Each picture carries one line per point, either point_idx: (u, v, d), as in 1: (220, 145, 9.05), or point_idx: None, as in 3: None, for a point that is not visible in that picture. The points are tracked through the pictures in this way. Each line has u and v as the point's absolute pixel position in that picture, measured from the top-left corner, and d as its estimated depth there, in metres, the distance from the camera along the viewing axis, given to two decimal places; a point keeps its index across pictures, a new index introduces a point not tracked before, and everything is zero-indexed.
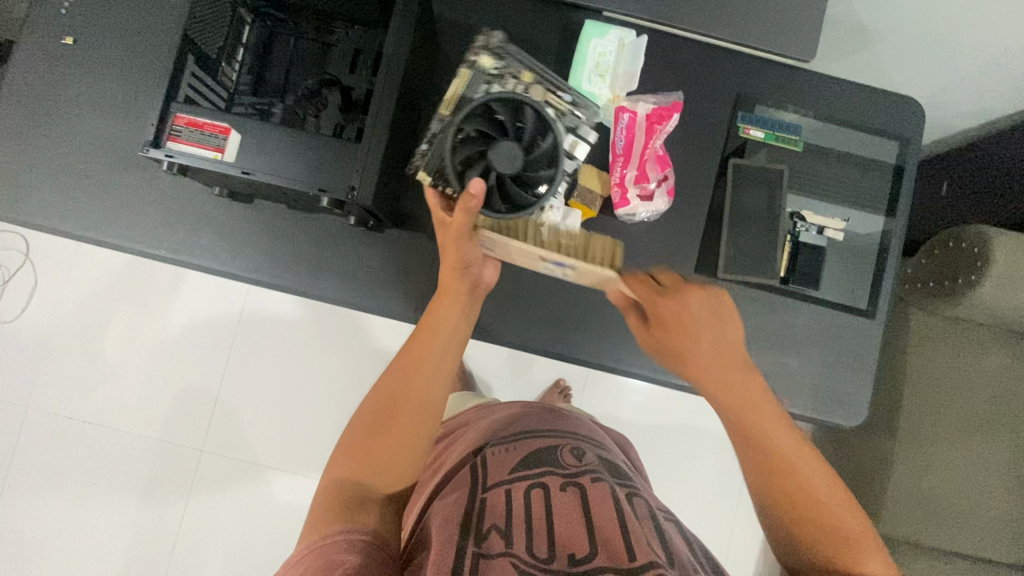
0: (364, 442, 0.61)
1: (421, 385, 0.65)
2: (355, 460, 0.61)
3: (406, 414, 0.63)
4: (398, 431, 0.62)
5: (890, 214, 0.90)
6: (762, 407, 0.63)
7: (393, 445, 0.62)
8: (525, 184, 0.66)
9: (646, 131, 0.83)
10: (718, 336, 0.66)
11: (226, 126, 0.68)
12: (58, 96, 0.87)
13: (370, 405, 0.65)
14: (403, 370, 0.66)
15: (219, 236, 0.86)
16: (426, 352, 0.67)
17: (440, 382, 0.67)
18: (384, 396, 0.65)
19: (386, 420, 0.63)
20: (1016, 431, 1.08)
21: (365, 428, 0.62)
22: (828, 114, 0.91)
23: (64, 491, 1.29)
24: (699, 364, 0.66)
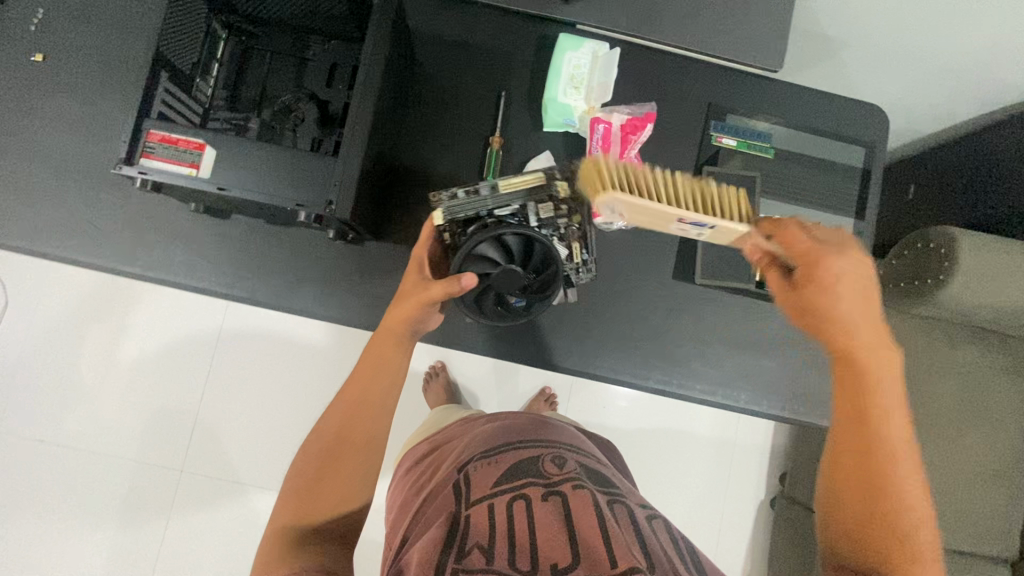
0: (310, 480, 0.62)
1: (363, 421, 0.65)
2: (302, 497, 0.61)
3: (348, 452, 0.64)
4: (342, 468, 0.63)
5: (859, 216, 0.93)
6: (887, 391, 0.51)
7: (338, 481, 0.62)
8: (501, 298, 0.74)
9: (621, 142, 0.85)
10: (869, 309, 0.51)
11: (201, 142, 0.67)
12: (27, 113, 0.85)
13: (315, 447, 0.65)
14: (342, 411, 0.66)
15: (196, 252, 0.85)
16: (365, 392, 0.67)
17: (382, 418, 0.67)
18: (325, 439, 0.65)
19: (327, 462, 0.63)
20: (986, 424, 1.12)
21: (310, 466, 0.63)
22: (796, 122, 0.94)
23: (36, 517, 1.25)
24: (841, 332, 0.51)
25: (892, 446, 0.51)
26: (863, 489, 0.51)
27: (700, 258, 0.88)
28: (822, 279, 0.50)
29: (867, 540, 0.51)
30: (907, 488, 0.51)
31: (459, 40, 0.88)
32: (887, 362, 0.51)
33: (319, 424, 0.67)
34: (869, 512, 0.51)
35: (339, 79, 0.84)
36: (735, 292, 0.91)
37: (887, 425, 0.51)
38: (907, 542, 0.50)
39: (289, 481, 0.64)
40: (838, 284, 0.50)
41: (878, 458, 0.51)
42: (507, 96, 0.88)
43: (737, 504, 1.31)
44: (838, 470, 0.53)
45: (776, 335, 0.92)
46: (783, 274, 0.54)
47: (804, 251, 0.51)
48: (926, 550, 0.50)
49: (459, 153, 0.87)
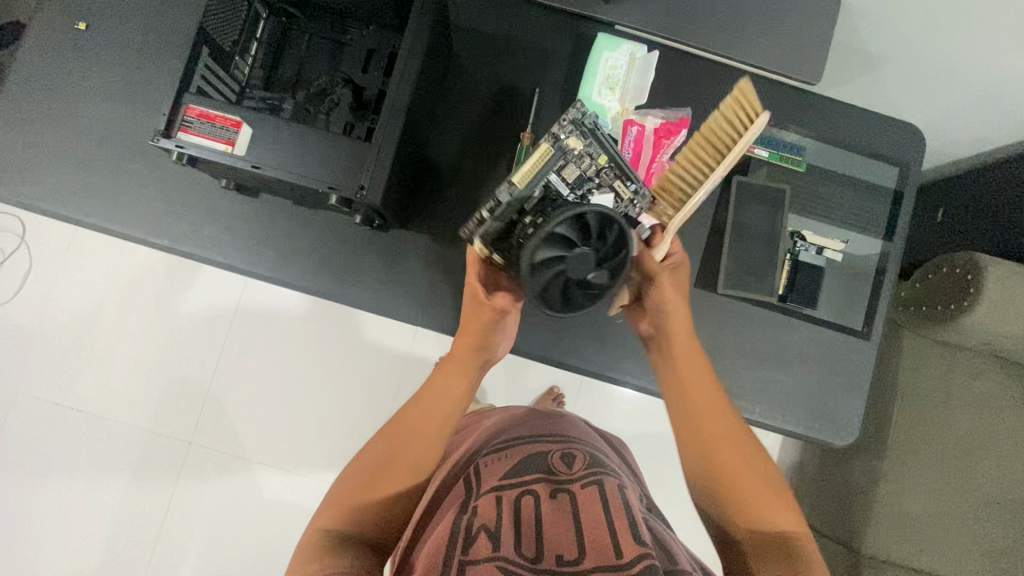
0: (355, 489, 0.62)
1: (413, 448, 0.65)
2: (342, 510, 0.62)
3: (397, 472, 0.64)
4: (389, 487, 0.63)
5: (887, 237, 0.91)
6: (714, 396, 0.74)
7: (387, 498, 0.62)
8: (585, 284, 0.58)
9: (653, 145, 0.83)
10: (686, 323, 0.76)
11: (239, 119, 0.68)
12: (68, 80, 0.86)
13: (363, 462, 0.65)
14: (395, 432, 0.66)
15: (223, 228, 0.86)
16: (423, 415, 0.67)
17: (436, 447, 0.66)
18: (374, 458, 0.64)
19: (375, 481, 0.63)
20: (1002, 455, 1.10)
21: (354, 483, 0.63)
22: (831, 137, 0.93)
23: (46, 478, 1.28)
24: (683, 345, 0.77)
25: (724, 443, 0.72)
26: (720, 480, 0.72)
27: (724, 269, 0.88)
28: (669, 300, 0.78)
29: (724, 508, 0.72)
30: (752, 471, 0.68)
31: (498, 34, 0.88)
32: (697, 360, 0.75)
33: (365, 445, 0.67)
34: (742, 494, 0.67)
35: (375, 66, 0.84)
36: (757, 304, 0.90)
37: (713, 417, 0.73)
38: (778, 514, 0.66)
39: (334, 488, 0.64)
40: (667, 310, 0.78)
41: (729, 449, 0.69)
42: (541, 92, 0.88)
43: None
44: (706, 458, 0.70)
45: (795, 351, 0.90)
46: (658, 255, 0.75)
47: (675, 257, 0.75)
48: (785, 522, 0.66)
49: (491, 146, 0.87)
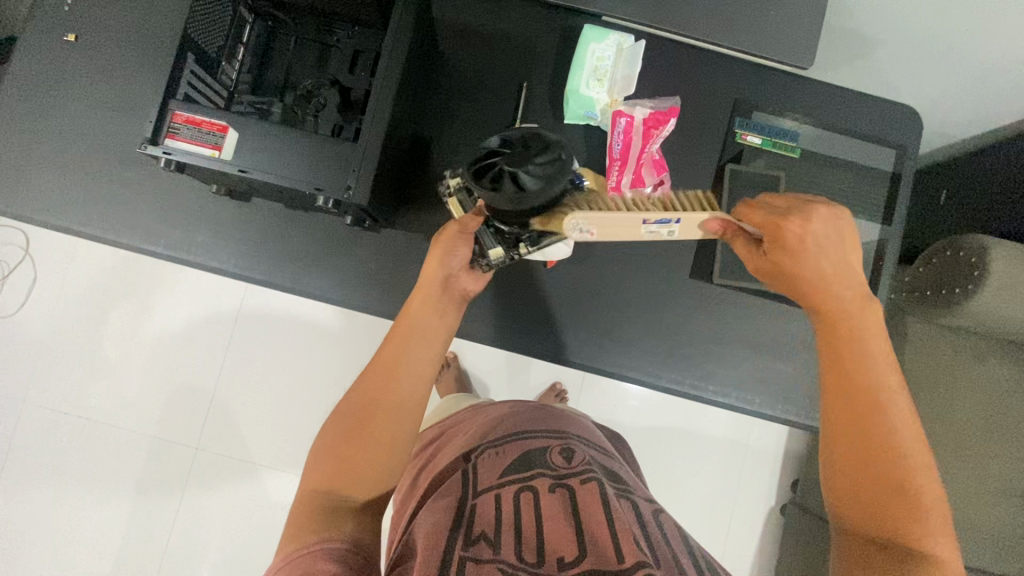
0: (340, 442, 0.62)
1: (391, 391, 0.65)
2: (332, 468, 0.60)
3: (377, 422, 0.63)
4: (372, 435, 0.62)
5: (886, 222, 0.90)
6: (877, 354, 0.56)
7: (370, 447, 0.61)
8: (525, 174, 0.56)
9: (643, 136, 0.82)
10: (847, 265, 0.57)
11: (225, 124, 0.68)
12: (59, 92, 0.87)
13: (345, 414, 0.64)
14: (375, 379, 0.66)
15: (217, 233, 0.86)
16: (398, 356, 0.67)
17: (414, 384, 0.66)
18: (354, 408, 0.64)
19: (358, 428, 0.62)
20: (1013, 438, 1.08)
21: (337, 443, 0.62)
22: (825, 121, 0.91)
23: (58, 486, 1.29)
24: (808, 284, 0.57)
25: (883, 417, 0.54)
26: (871, 474, 0.53)
27: (720, 257, 0.87)
28: (796, 236, 0.55)
29: (871, 506, 0.52)
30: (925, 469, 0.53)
31: (484, 30, 0.87)
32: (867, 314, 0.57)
33: (342, 403, 0.66)
34: (874, 481, 0.53)
35: (362, 66, 0.84)
36: (754, 293, 0.89)
37: (886, 386, 0.55)
38: (917, 491, 0.52)
39: (316, 451, 0.63)
40: (818, 239, 0.55)
41: (877, 428, 0.54)
42: (528, 87, 0.87)
43: (746, 511, 1.29)
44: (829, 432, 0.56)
45: (795, 339, 0.89)
46: (749, 240, 0.59)
47: (768, 221, 0.55)
48: (931, 506, 0.52)
49: (479, 143, 0.87)
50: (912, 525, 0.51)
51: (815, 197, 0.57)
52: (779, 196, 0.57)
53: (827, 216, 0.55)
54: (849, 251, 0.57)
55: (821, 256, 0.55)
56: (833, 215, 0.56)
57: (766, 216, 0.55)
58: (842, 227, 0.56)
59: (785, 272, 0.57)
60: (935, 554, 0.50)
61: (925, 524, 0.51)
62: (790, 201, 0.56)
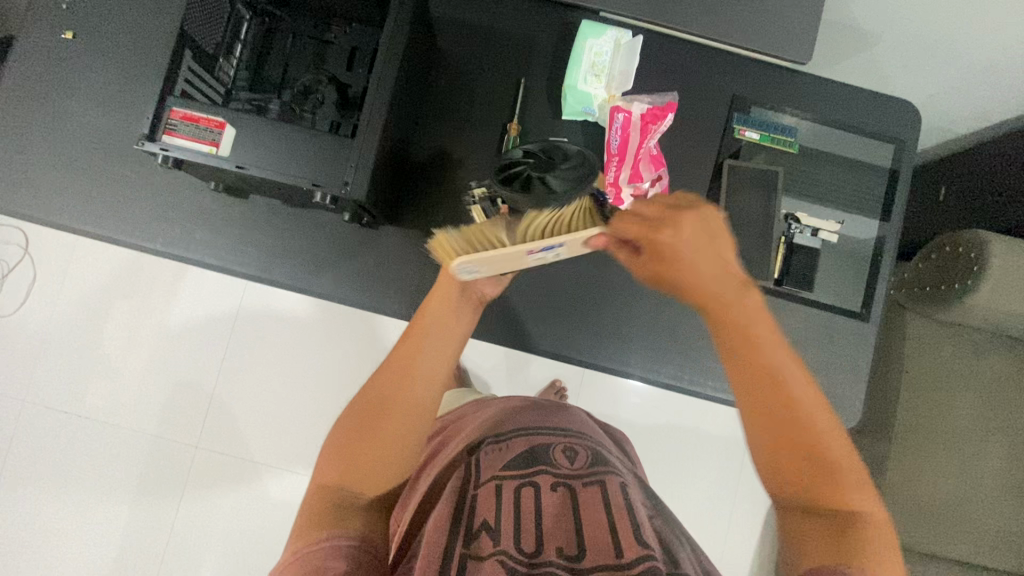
0: (354, 435, 0.61)
1: (407, 386, 0.64)
2: (344, 463, 0.60)
3: (392, 416, 0.62)
4: (385, 429, 0.61)
5: (885, 218, 0.90)
6: (768, 336, 0.52)
7: (384, 443, 0.61)
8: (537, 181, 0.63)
9: (640, 131, 0.83)
10: (716, 257, 0.48)
11: (222, 120, 0.68)
12: (57, 89, 0.87)
13: (358, 408, 0.63)
14: (391, 375, 0.64)
15: (216, 230, 0.86)
16: (415, 352, 0.65)
17: (428, 381, 0.65)
18: (369, 401, 0.63)
19: (373, 421, 0.62)
20: (1014, 434, 1.08)
21: (349, 437, 0.62)
22: (823, 117, 0.91)
23: (58, 484, 1.29)
24: (685, 278, 0.49)
25: (790, 396, 0.52)
26: (788, 444, 0.52)
27: None
28: (669, 248, 0.46)
29: (797, 478, 0.53)
30: (836, 439, 0.53)
31: (482, 26, 0.87)
32: (738, 296, 0.50)
33: (358, 395, 0.65)
34: (800, 456, 0.52)
35: (360, 62, 0.84)
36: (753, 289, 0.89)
37: (775, 367, 0.52)
38: (831, 456, 0.52)
39: (330, 441, 0.63)
40: (689, 249, 0.47)
41: (796, 415, 0.52)
42: (527, 82, 0.87)
43: (746, 507, 1.29)
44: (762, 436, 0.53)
45: (793, 335, 0.89)
46: (627, 249, 0.50)
47: (641, 231, 0.47)
48: (848, 469, 0.52)
49: (479, 140, 0.87)
50: (840, 492, 0.52)
51: (694, 197, 0.49)
52: (657, 211, 0.47)
53: (699, 221, 0.47)
54: (722, 245, 0.48)
55: (688, 250, 0.47)
56: (699, 216, 0.47)
57: (638, 228, 0.47)
58: (709, 223, 0.48)
59: (666, 275, 0.49)
60: (861, 518, 0.51)
61: (850, 494, 0.52)
62: (658, 212, 0.47)
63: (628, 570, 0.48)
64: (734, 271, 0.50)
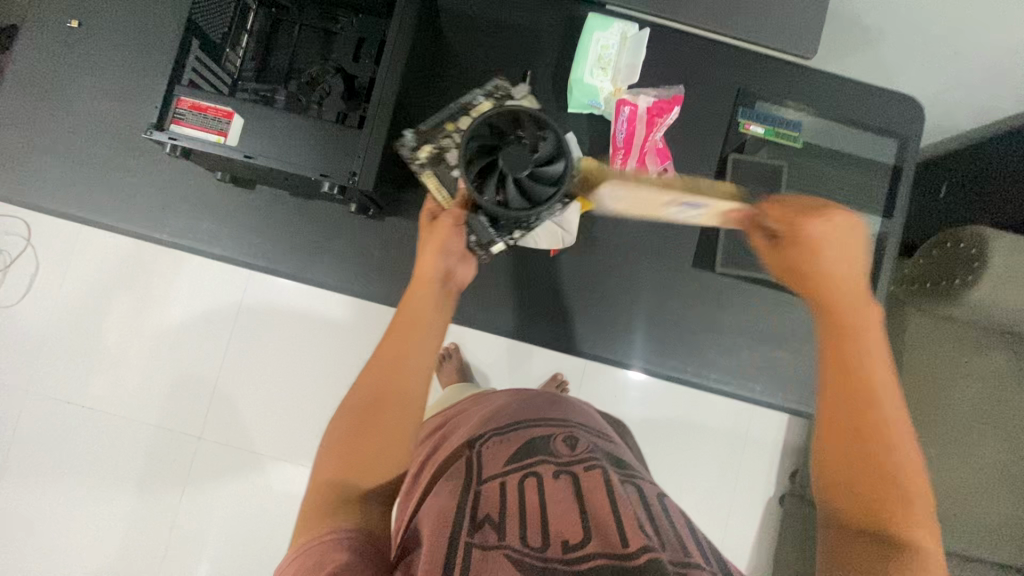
0: (351, 431, 0.62)
1: (400, 378, 0.66)
2: (343, 459, 0.61)
3: (386, 411, 0.63)
4: (381, 422, 0.63)
5: (888, 213, 0.90)
6: (873, 337, 0.55)
7: (382, 437, 0.62)
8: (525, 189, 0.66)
9: (646, 124, 0.83)
10: (851, 264, 0.57)
11: (230, 110, 0.68)
12: (62, 77, 0.87)
13: (352, 407, 0.65)
14: (382, 372, 0.67)
15: (221, 220, 0.86)
16: (403, 346, 0.69)
17: (419, 374, 0.67)
18: (365, 397, 0.65)
19: (369, 416, 0.63)
20: (1011, 429, 1.09)
21: (346, 434, 0.62)
22: (827, 112, 0.91)
23: (61, 473, 1.30)
24: (839, 286, 0.56)
25: (873, 400, 0.52)
26: (862, 436, 0.51)
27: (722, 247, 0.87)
28: (807, 250, 0.56)
29: (871, 489, 0.50)
30: (908, 458, 0.51)
31: (487, 18, 0.87)
32: (854, 289, 0.56)
33: (349, 397, 0.66)
34: (875, 471, 0.50)
35: (366, 53, 0.84)
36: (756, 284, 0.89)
37: (870, 370, 0.53)
38: (902, 473, 0.51)
39: (328, 440, 0.64)
40: (830, 249, 0.56)
41: (873, 418, 0.52)
42: (532, 75, 0.87)
43: (745, 500, 1.31)
44: (846, 429, 0.52)
45: (795, 329, 0.89)
46: (766, 239, 0.60)
47: (789, 220, 0.57)
48: (919, 495, 0.50)
49: None
50: (908, 515, 0.49)
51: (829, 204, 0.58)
52: (783, 208, 0.58)
53: (845, 224, 0.56)
54: (854, 248, 0.57)
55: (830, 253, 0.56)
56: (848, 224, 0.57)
57: (790, 213, 0.57)
58: (852, 235, 0.57)
59: (817, 286, 0.57)
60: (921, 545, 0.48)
61: (916, 508, 0.50)
62: (787, 217, 0.57)
63: (633, 559, 0.48)
64: (859, 276, 0.57)
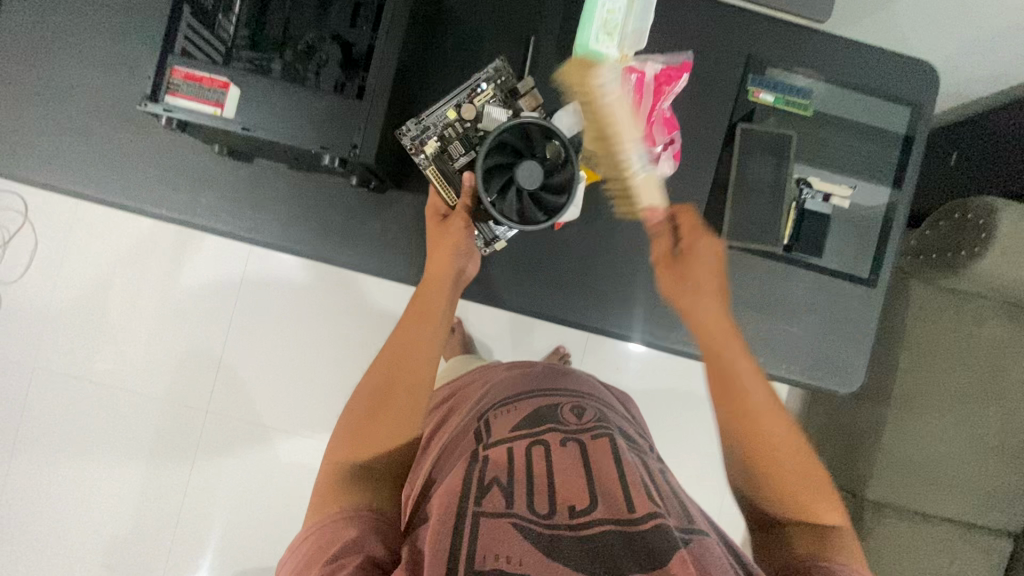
0: (363, 416, 0.64)
1: (410, 363, 0.69)
2: (355, 441, 0.63)
3: (397, 393, 0.66)
4: (393, 404, 0.65)
5: (897, 183, 0.89)
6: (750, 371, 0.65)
7: (393, 419, 0.64)
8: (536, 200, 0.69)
9: (653, 93, 0.80)
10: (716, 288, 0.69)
11: (226, 80, 0.66)
12: (50, 46, 0.84)
13: (364, 393, 0.67)
14: (391, 357, 0.69)
15: (220, 194, 0.85)
16: (414, 333, 0.71)
17: (428, 356, 0.70)
18: (376, 383, 0.67)
19: (380, 401, 0.65)
20: (1012, 398, 1.10)
21: (358, 419, 0.64)
22: (839, 78, 0.89)
23: (72, 445, 1.32)
24: (708, 315, 0.68)
25: (769, 427, 0.64)
26: (774, 463, 0.63)
27: (729, 218, 0.85)
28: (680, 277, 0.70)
29: (793, 503, 0.63)
30: (807, 458, 0.64)
31: None
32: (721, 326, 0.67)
33: (361, 382, 0.69)
34: (794, 480, 0.63)
35: (364, 18, 0.80)
36: (763, 256, 0.87)
37: (752, 393, 0.65)
38: (808, 470, 0.64)
39: (339, 424, 0.66)
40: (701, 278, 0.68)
41: (769, 437, 0.64)
42: (535, 41, 0.84)
43: None
44: (729, 430, 0.66)
45: (803, 304, 0.87)
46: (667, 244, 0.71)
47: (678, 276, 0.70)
48: (826, 491, 0.63)
49: None
50: (821, 511, 0.63)
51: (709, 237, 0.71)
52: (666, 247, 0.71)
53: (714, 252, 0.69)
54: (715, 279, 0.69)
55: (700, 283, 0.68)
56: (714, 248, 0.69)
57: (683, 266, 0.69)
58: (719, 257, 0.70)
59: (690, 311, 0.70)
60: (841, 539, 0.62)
61: (821, 502, 0.63)
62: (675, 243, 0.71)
63: (638, 523, 0.51)
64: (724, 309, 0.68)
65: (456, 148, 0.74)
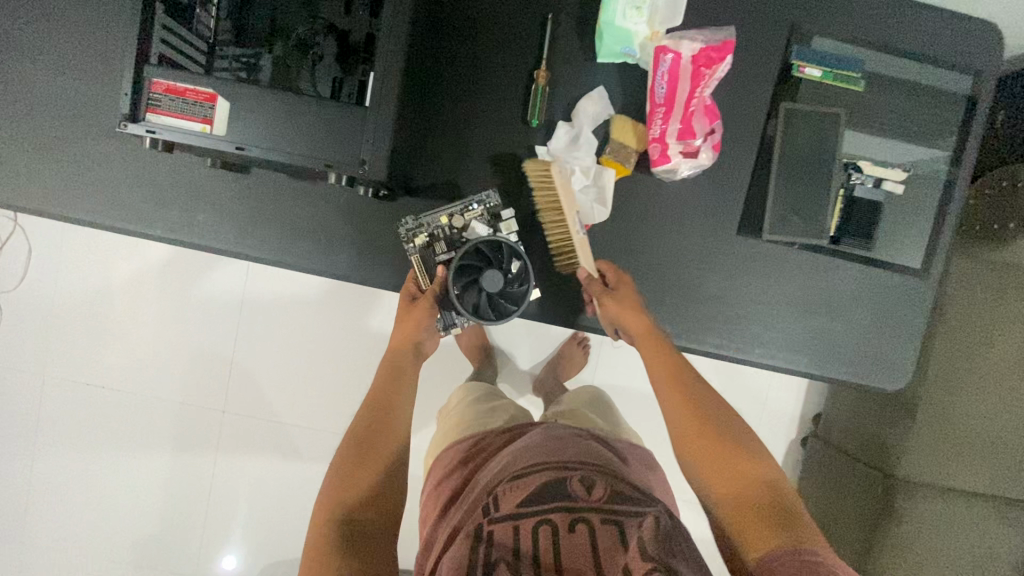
0: (347, 465, 0.70)
1: (387, 415, 0.76)
2: (339, 490, 0.68)
3: (377, 446, 0.72)
4: (372, 455, 0.71)
5: (956, 158, 0.80)
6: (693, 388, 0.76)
7: (370, 468, 0.70)
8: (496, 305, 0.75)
9: (691, 76, 0.72)
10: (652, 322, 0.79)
11: (212, 92, 0.60)
12: (15, 51, 0.76)
13: (349, 442, 0.73)
14: (370, 412, 0.77)
15: (216, 209, 0.78)
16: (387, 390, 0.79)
17: (401, 413, 0.77)
18: (358, 435, 0.74)
19: (362, 451, 0.72)
20: None
21: (342, 467, 0.70)
22: (892, 44, 0.79)
23: (92, 451, 1.31)
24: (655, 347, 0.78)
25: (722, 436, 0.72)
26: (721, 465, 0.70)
27: (772, 210, 0.78)
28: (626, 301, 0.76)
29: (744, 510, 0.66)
30: (750, 468, 0.69)
31: None
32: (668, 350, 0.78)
33: (347, 432, 0.75)
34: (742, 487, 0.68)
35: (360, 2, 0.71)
36: (809, 249, 0.81)
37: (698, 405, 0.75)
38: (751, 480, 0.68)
39: (328, 473, 0.70)
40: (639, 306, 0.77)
41: (713, 442, 0.72)
42: (555, 19, 0.75)
43: None
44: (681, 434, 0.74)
45: (849, 295, 0.82)
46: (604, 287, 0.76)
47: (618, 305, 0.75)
48: (775, 497, 0.66)
49: (499, 88, 0.76)
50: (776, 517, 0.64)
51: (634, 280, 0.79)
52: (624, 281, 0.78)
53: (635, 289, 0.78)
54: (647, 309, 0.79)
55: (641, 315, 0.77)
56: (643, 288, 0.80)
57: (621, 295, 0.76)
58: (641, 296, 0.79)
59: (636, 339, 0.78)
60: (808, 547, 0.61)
61: (765, 502, 0.65)
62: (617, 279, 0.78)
63: None
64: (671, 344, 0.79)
65: (440, 246, 0.78)
